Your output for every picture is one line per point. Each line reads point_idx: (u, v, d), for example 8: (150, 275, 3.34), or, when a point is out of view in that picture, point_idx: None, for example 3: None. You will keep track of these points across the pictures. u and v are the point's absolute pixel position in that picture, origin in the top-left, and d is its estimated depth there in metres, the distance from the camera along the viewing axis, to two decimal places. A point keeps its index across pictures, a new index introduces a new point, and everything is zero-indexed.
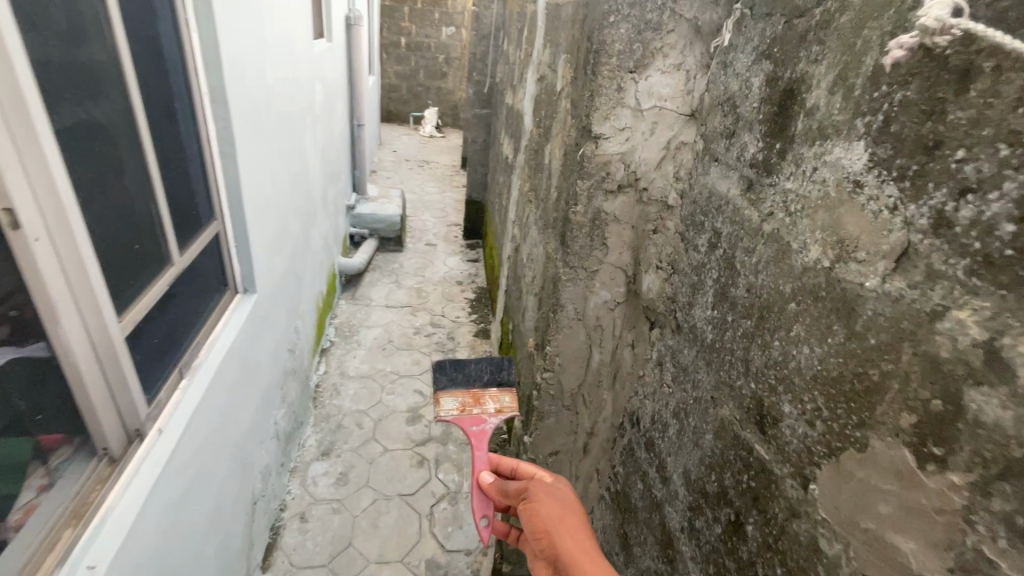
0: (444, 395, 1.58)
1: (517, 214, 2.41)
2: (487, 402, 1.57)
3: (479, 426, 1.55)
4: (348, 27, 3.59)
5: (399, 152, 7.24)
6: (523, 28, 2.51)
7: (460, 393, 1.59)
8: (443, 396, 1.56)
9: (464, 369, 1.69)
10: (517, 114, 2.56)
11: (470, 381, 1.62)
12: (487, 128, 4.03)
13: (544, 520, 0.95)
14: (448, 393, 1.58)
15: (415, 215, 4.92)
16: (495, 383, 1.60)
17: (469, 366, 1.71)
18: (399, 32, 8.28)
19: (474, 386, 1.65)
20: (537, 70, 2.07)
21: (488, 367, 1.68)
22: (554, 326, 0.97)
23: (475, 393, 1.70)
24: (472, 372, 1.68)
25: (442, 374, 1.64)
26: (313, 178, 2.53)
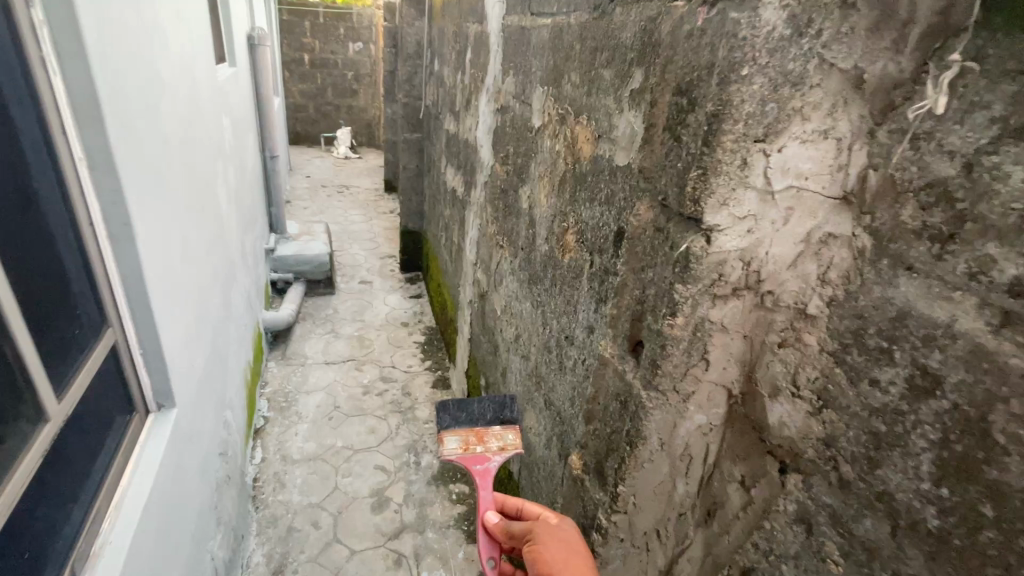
0: (446, 434, 1.32)
1: (479, 257, 2.16)
2: (491, 439, 1.34)
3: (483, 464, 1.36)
4: (252, 48, 3.15)
5: (313, 177, 6.67)
6: (466, 50, 2.27)
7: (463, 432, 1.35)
8: (446, 433, 1.31)
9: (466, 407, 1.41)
10: (467, 145, 2.31)
11: (476, 417, 1.36)
12: (420, 153, 3.73)
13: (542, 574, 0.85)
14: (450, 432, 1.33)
15: (342, 249, 4.48)
16: (504, 421, 1.33)
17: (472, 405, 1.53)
18: (302, 48, 7.69)
19: (478, 424, 1.37)
20: (494, 99, 1.85)
21: (492, 404, 1.41)
22: (630, 460, 0.74)
23: (476, 431, 1.52)
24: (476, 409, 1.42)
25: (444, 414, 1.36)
26: (228, 231, 2.10)
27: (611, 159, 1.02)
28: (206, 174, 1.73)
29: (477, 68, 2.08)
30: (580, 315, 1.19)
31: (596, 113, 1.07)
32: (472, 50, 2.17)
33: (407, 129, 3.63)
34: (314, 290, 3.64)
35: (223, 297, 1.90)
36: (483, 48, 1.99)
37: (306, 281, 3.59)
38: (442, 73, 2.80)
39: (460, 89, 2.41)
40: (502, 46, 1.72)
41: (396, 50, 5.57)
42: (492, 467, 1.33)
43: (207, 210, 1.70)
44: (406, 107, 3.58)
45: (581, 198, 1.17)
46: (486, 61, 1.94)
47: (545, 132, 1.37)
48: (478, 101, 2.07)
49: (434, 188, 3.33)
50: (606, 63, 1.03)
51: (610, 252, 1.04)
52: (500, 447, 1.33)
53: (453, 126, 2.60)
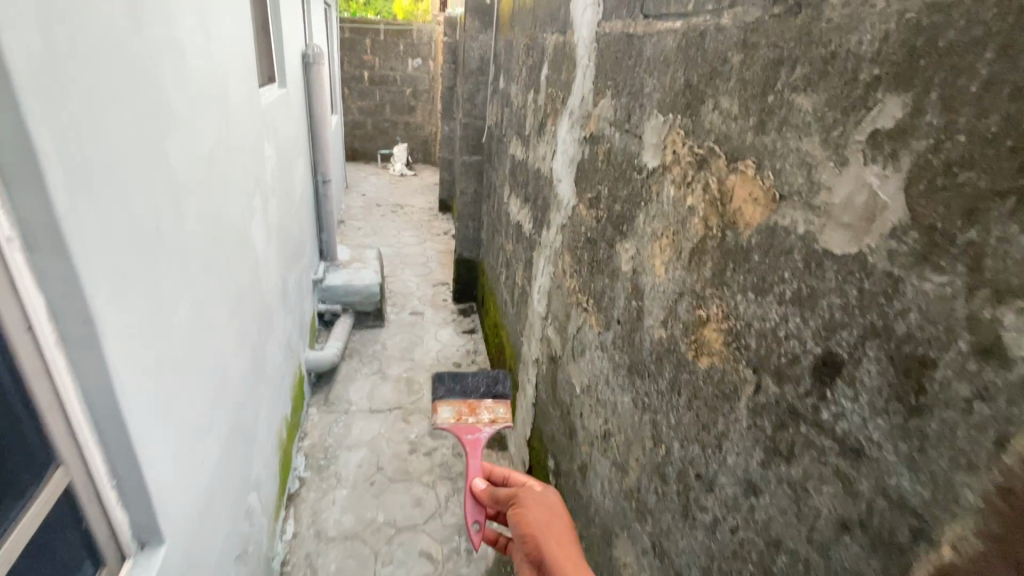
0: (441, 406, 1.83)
1: (551, 311, 1.80)
2: (481, 416, 1.80)
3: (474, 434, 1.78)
4: (307, 65, 2.94)
5: (368, 196, 6.59)
6: (541, 65, 1.93)
7: (457, 405, 1.86)
8: (445, 405, 1.83)
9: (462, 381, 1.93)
10: (539, 176, 1.97)
11: (469, 393, 1.89)
12: (479, 176, 3.43)
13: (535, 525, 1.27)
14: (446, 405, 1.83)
15: (394, 274, 4.26)
16: (489, 398, 1.86)
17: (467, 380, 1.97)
18: (363, 65, 7.70)
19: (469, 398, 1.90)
20: (579, 125, 1.50)
21: (484, 382, 1.94)
22: None
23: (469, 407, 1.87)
24: (470, 385, 1.93)
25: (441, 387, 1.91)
26: (265, 274, 1.84)
27: (814, 238, 0.63)
28: (235, 216, 1.46)
29: (557, 85, 1.73)
30: (729, 457, 0.80)
31: (783, 159, 0.69)
32: (549, 64, 1.83)
33: (467, 150, 3.34)
34: (363, 323, 3.41)
35: (252, 356, 1.63)
36: (566, 61, 1.63)
37: (354, 313, 3.36)
38: (511, 89, 2.48)
39: (532, 110, 2.07)
40: (597, 60, 1.36)
41: (455, 66, 5.35)
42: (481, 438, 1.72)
43: (233, 259, 1.43)
44: (466, 127, 3.29)
45: (741, 284, 0.78)
46: (570, 77, 1.58)
47: (668, 176, 0.99)
48: (556, 126, 1.73)
49: (494, 216, 3.02)
50: (805, 84, 0.64)
51: (807, 385, 0.64)
52: (487, 420, 1.80)
53: (522, 151, 2.27)
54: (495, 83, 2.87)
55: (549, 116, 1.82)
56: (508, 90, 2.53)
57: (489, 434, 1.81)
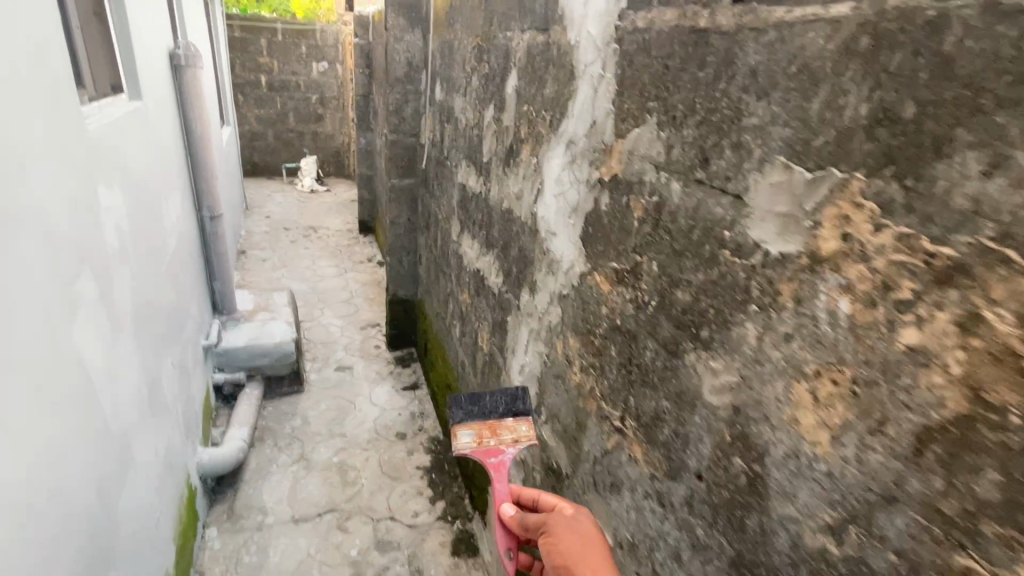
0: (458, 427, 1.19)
1: (545, 404, 1.33)
2: (505, 432, 1.20)
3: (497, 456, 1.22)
4: (177, 69, 2.25)
5: (273, 218, 5.72)
6: (507, 74, 1.46)
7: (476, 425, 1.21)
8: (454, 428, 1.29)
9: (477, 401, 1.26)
10: (510, 219, 1.50)
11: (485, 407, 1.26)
12: (412, 203, 2.89)
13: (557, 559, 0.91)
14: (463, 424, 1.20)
15: (312, 319, 3.58)
16: (514, 408, 1.22)
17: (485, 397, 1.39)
18: (258, 68, 6.75)
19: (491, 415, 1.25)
20: (584, 160, 1.06)
21: (505, 397, 1.26)
22: None
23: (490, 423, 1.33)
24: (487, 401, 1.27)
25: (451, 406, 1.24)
26: (112, 395, 1.19)
27: None
28: (10, 342, 0.81)
29: (537, 102, 1.27)
30: None
31: None
32: (520, 74, 1.37)
33: (397, 173, 2.79)
34: (276, 390, 2.74)
35: (76, 553, 0.98)
36: (553, 70, 1.17)
37: (263, 379, 2.68)
38: (456, 104, 1.98)
39: (492, 133, 1.60)
40: (623, 71, 0.92)
41: (370, 72, 4.73)
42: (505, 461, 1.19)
43: (8, 419, 0.79)
44: (392, 145, 2.72)
45: None
46: (564, 93, 1.13)
47: (834, 276, 0.56)
48: (539, 159, 1.27)
49: (438, 254, 2.50)
50: None
51: None
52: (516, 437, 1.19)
53: (478, 183, 1.79)
54: (432, 94, 2.36)
55: (524, 145, 1.36)
56: (453, 104, 2.04)
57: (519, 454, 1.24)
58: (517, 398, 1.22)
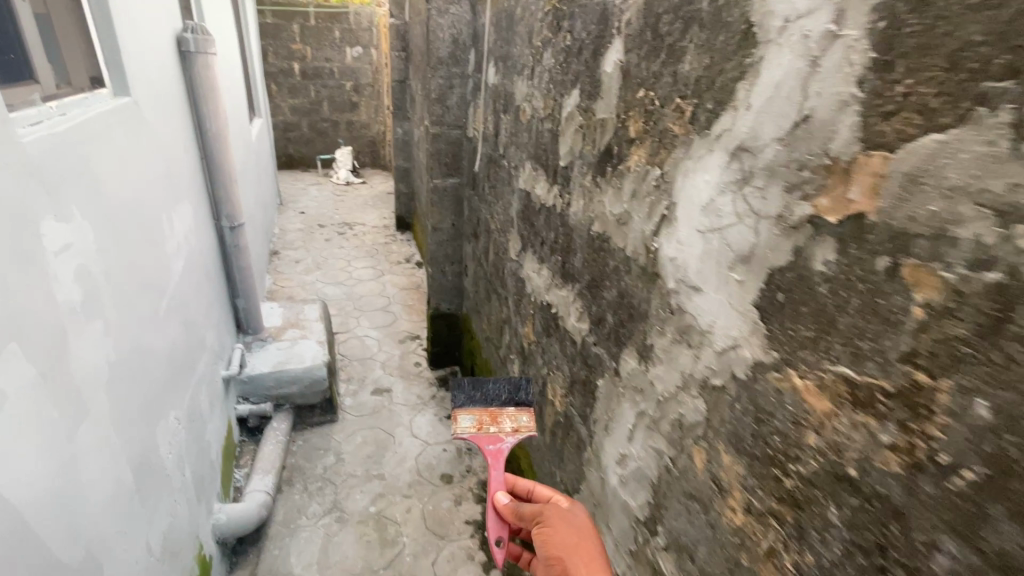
0: (459, 413, 1.31)
1: (664, 525, 0.93)
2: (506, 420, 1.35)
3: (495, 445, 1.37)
4: (185, 58, 1.91)
5: (308, 214, 5.49)
6: (603, 46, 1.04)
7: (477, 413, 1.34)
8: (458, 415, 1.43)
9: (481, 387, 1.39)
10: (604, 251, 1.09)
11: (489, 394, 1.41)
12: (458, 206, 2.51)
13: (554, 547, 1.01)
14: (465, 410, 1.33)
15: (346, 331, 3.28)
16: (514, 399, 1.36)
17: (486, 386, 1.56)
18: (291, 56, 6.48)
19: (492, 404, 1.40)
20: (771, 182, 0.64)
21: (506, 386, 1.39)
22: None
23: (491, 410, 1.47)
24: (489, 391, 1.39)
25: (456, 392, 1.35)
26: (60, 519, 0.83)
27: None
28: None
29: (664, 85, 0.84)
30: None
31: None
32: (628, 44, 0.95)
33: (440, 172, 2.40)
34: (307, 420, 2.44)
35: None
36: (701, 35, 0.74)
37: (293, 409, 2.38)
38: (519, 90, 1.57)
39: (577, 130, 1.18)
40: (896, 26, 0.49)
41: (407, 55, 4.34)
42: (506, 448, 1.32)
43: None
44: (435, 140, 2.33)
45: None
46: (725, 70, 0.70)
47: None
48: (667, 172, 0.84)
49: (489, 271, 2.11)
50: None
51: None
52: (513, 426, 1.34)
53: (551, 195, 1.38)
54: (484, 79, 1.95)
55: (637, 148, 0.93)
56: (513, 90, 1.62)
57: (517, 444, 1.37)
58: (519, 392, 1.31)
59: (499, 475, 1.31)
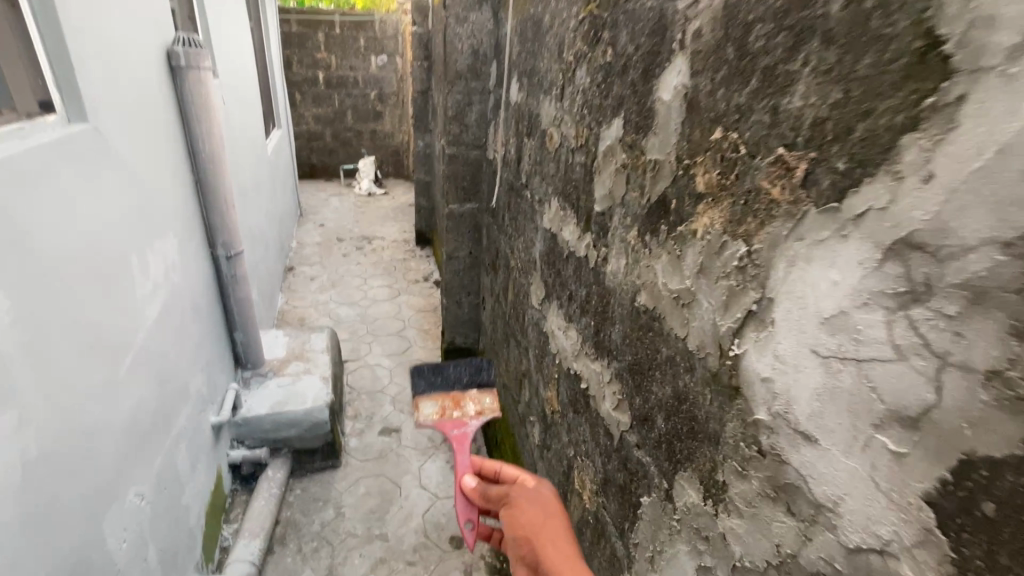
0: (423, 403, 1.67)
1: None
2: (465, 405, 1.68)
3: (459, 429, 1.67)
4: (175, 74, 1.73)
5: (327, 227, 5.37)
6: (659, 65, 0.78)
7: (440, 399, 1.72)
8: (424, 405, 1.64)
9: (443, 375, 1.85)
10: (652, 331, 0.83)
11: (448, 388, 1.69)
12: (476, 233, 2.27)
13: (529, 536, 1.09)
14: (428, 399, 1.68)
15: (358, 359, 3.09)
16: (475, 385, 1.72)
17: (448, 374, 1.85)
18: (315, 65, 6.41)
19: (453, 393, 1.74)
20: (977, 307, 0.37)
21: (466, 371, 1.83)
22: None
23: (453, 397, 1.74)
24: (451, 378, 1.83)
25: (422, 383, 1.76)
26: None
27: None
28: None
29: (757, 124, 0.58)
30: None
31: None
32: (697, 64, 0.69)
33: (457, 196, 2.17)
34: (306, 465, 2.24)
35: None
36: (828, 55, 0.48)
37: (291, 454, 2.18)
38: (546, 113, 1.33)
39: (619, 170, 0.92)
40: None
41: (429, 64, 4.15)
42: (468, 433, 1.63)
43: None
44: (452, 161, 2.10)
45: None
46: (878, 111, 0.44)
47: None
48: (758, 250, 0.58)
49: (507, 312, 1.87)
50: None
51: None
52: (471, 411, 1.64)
53: (581, 243, 1.12)
54: (506, 97, 1.72)
55: (709, 207, 0.67)
56: (539, 112, 1.38)
57: (477, 427, 1.66)
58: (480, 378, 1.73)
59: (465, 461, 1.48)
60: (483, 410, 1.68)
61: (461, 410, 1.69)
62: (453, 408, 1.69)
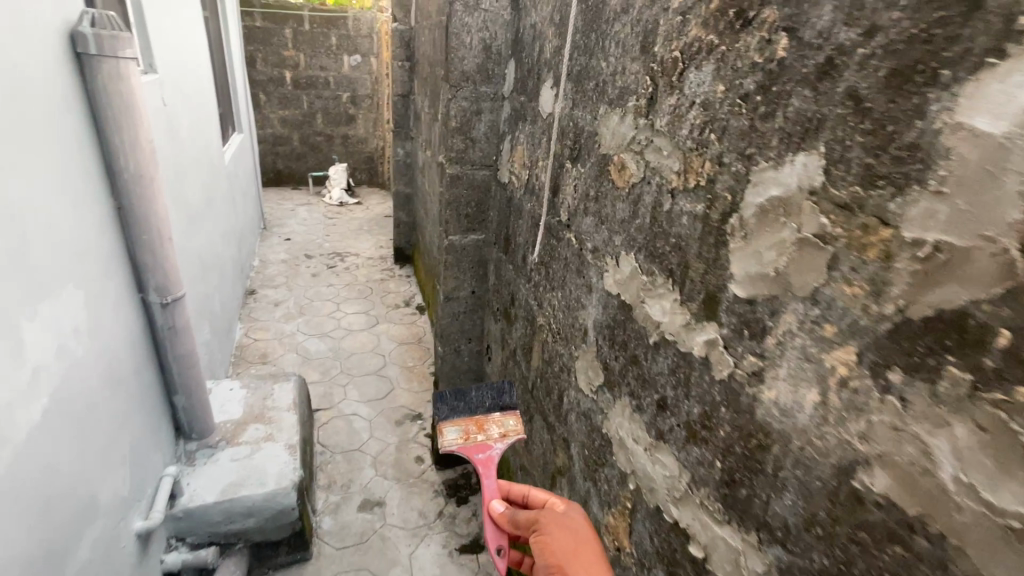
0: (444, 424, 1.34)
1: None
2: (491, 423, 1.36)
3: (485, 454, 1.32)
4: (83, 64, 1.27)
5: (293, 242, 4.86)
6: (956, 67, 0.41)
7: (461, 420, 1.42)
8: (445, 425, 1.29)
9: (465, 398, 1.49)
10: (903, 551, 0.46)
11: (472, 405, 1.39)
12: (481, 269, 1.87)
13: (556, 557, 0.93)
14: (450, 421, 1.35)
15: (331, 409, 2.63)
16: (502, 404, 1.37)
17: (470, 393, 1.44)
18: (282, 63, 5.87)
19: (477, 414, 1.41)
20: None
21: (490, 392, 1.43)
22: None
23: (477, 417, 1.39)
24: (474, 398, 1.50)
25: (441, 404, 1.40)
26: None
27: None
28: None
29: None
30: None
31: None
32: None
33: (459, 226, 1.76)
34: (268, 561, 1.79)
35: None
36: None
37: (246, 550, 1.73)
38: (611, 133, 0.95)
39: (807, 241, 0.55)
40: None
41: (412, 66, 3.72)
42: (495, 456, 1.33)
43: None
44: (454, 184, 1.70)
45: None
46: None
47: None
48: None
49: (528, 377, 1.48)
50: None
51: None
52: (496, 431, 1.31)
53: (691, 336, 0.74)
54: (534, 107, 1.33)
55: None
56: (597, 131, 1.00)
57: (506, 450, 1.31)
58: (506, 395, 1.39)
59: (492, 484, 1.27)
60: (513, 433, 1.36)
61: (486, 430, 1.37)
62: (478, 428, 1.36)
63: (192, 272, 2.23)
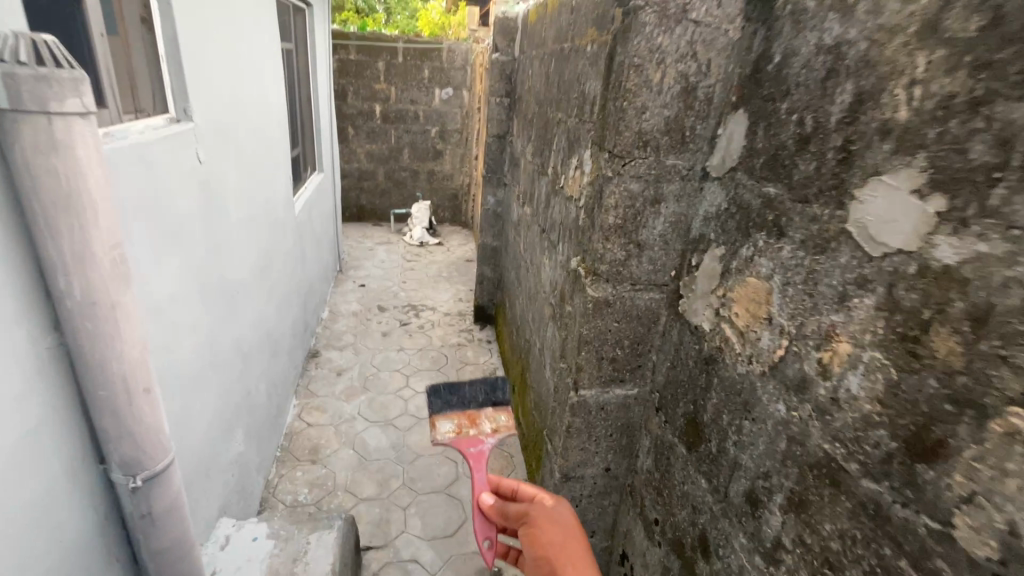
0: (439, 417, 1.68)
1: None
2: (484, 420, 1.63)
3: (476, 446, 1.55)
4: None
5: (367, 289, 4.44)
6: None
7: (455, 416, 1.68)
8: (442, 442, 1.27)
9: (458, 393, 1.79)
10: None
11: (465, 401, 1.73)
12: (625, 431, 1.31)
13: (545, 548, 1.19)
14: (445, 416, 1.69)
15: (385, 547, 2.01)
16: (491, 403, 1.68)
17: (463, 392, 1.77)
18: (372, 97, 5.62)
19: (469, 409, 1.71)
20: None
21: (482, 390, 1.78)
22: None
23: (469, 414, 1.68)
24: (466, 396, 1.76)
25: (436, 397, 1.75)
26: None
27: None
28: None
29: None
30: None
31: None
32: None
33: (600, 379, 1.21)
34: None
35: None
36: None
37: None
38: None
39: None
40: None
41: (511, 103, 3.15)
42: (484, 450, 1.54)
43: None
44: (606, 313, 1.16)
45: None
46: None
47: None
48: None
49: None
50: None
51: None
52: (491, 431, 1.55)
53: None
54: (816, 216, 0.79)
55: None
56: None
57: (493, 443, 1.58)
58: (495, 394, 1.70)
59: (483, 477, 1.44)
60: (502, 428, 1.61)
61: (478, 425, 1.63)
62: (469, 422, 1.64)
63: (225, 370, 1.74)
